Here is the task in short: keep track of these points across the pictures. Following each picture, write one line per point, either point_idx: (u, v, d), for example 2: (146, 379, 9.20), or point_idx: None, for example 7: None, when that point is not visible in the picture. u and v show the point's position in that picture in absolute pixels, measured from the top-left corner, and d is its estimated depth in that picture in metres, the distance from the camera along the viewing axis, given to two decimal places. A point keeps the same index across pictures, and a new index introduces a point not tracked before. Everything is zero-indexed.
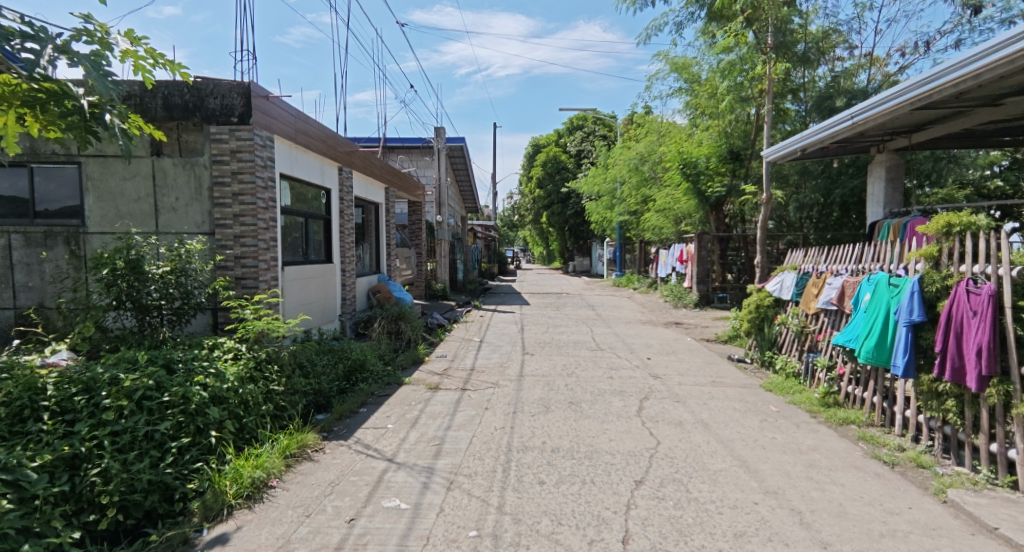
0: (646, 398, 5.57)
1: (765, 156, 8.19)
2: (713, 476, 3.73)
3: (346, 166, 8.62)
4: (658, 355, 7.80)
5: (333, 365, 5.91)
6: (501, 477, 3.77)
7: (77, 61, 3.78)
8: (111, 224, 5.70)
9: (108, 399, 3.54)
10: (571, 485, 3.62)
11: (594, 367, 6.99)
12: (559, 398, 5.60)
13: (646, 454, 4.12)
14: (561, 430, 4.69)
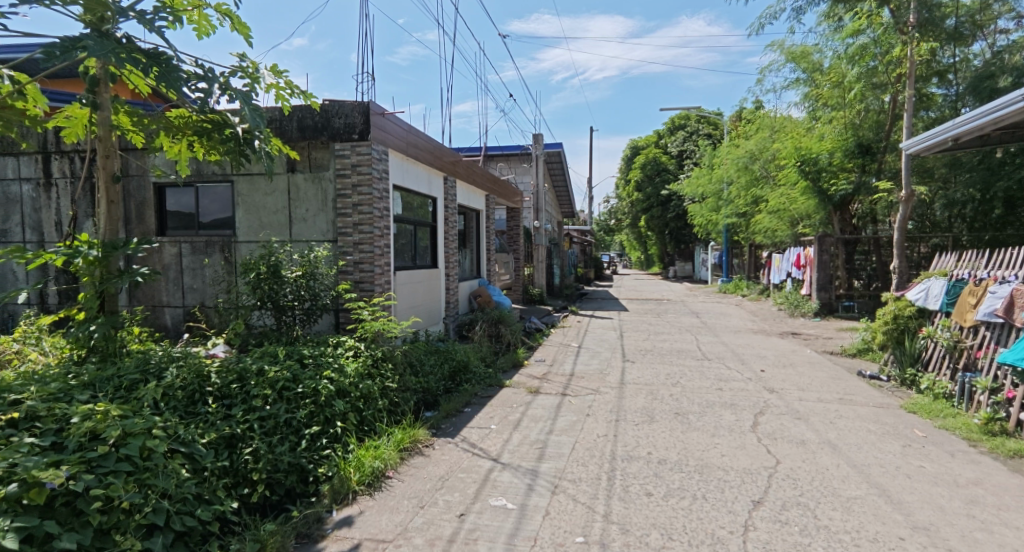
0: (762, 414, 5.31)
1: (906, 148, 7.47)
2: (846, 503, 3.49)
3: (450, 175, 9.02)
4: (772, 366, 7.37)
5: (440, 364, 6.20)
6: (606, 485, 3.79)
7: (235, 96, 4.34)
8: (256, 234, 6.39)
9: (257, 387, 4.00)
10: (681, 499, 3.56)
11: (701, 377, 6.76)
12: (664, 408, 5.49)
13: (764, 473, 3.95)
14: (669, 441, 4.60)
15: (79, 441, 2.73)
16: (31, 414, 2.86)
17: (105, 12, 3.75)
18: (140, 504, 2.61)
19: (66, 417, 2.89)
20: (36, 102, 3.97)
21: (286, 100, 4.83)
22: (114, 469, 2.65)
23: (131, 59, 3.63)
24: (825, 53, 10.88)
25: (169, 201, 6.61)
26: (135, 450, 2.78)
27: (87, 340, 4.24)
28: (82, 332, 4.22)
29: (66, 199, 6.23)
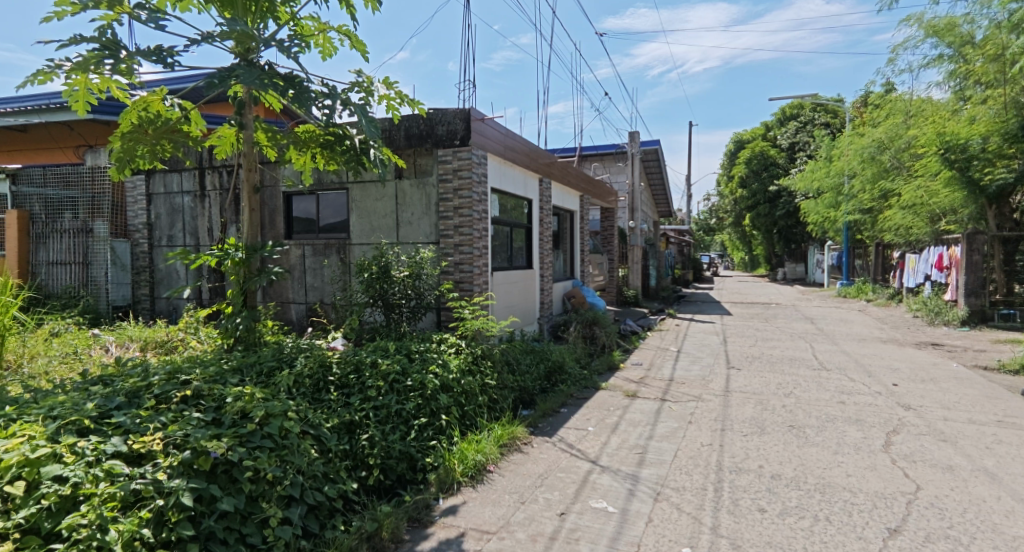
0: (896, 433, 4.92)
1: None
2: (1010, 542, 3.17)
3: (546, 177, 9.16)
4: (907, 381, 6.76)
5: (535, 364, 6.30)
6: (713, 497, 3.72)
7: (353, 110, 4.74)
8: (368, 237, 6.88)
9: (371, 379, 4.32)
10: (799, 519, 3.42)
11: (820, 389, 6.35)
12: (776, 420, 5.24)
13: (901, 499, 3.67)
14: (783, 455, 4.40)
15: (233, 418, 3.12)
16: (197, 392, 3.32)
17: (251, 43, 4.25)
18: (281, 477, 2.93)
19: (221, 397, 3.31)
20: (197, 125, 4.62)
21: (396, 109, 5.18)
22: (260, 445, 2.99)
23: (272, 84, 4.13)
24: (979, 23, 9.84)
25: (296, 208, 7.29)
26: (276, 429, 3.12)
27: (234, 331, 4.84)
28: (230, 324, 4.84)
29: (216, 208, 7.08)
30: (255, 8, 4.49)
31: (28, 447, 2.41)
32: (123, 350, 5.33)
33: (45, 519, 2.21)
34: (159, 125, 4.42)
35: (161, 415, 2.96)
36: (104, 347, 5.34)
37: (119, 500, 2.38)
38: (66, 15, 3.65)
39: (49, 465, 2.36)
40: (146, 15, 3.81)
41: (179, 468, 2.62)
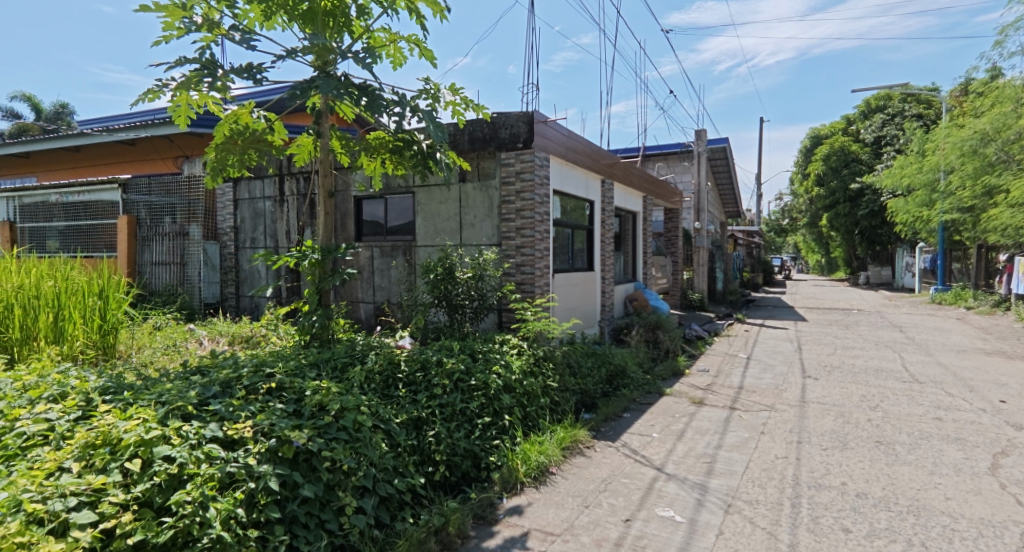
0: (1003, 455, 4.55)
1: None
2: None
3: (608, 178, 9.09)
4: (1015, 398, 6.22)
5: (597, 367, 6.26)
6: (789, 512, 3.59)
7: (422, 116, 4.90)
8: (433, 239, 7.06)
9: (437, 377, 4.44)
10: (887, 542, 3.24)
11: (911, 404, 5.96)
12: (860, 435, 4.98)
13: (1011, 528, 3.39)
14: (869, 473, 4.18)
15: (312, 410, 3.30)
16: (280, 385, 3.55)
17: (329, 55, 4.53)
18: (355, 468, 3.08)
19: (301, 390, 3.51)
20: (279, 134, 4.95)
21: (461, 114, 5.31)
22: (336, 436, 3.15)
23: (348, 95, 4.36)
24: None
25: (365, 211, 7.59)
26: (350, 422, 3.27)
27: (310, 328, 5.10)
28: (307, 321, 5.11)
29: (295, 212, 7.49)
30: (333, 23, 4.79)
31: (141, 428, 2.64)
32: (214, 344, 5.74)
33: (156, 494, 2.42)
34: (247, 136, 4.78)
35: (250, 405, 3.18)
36: (198, 340, 5.78)
37: (217, 481, 2.57)
38: (172, 37, 3.99)
39: (159, 445, 2.59)
40: (238, 34, 4.14)
41: (267, 454, 2.81)
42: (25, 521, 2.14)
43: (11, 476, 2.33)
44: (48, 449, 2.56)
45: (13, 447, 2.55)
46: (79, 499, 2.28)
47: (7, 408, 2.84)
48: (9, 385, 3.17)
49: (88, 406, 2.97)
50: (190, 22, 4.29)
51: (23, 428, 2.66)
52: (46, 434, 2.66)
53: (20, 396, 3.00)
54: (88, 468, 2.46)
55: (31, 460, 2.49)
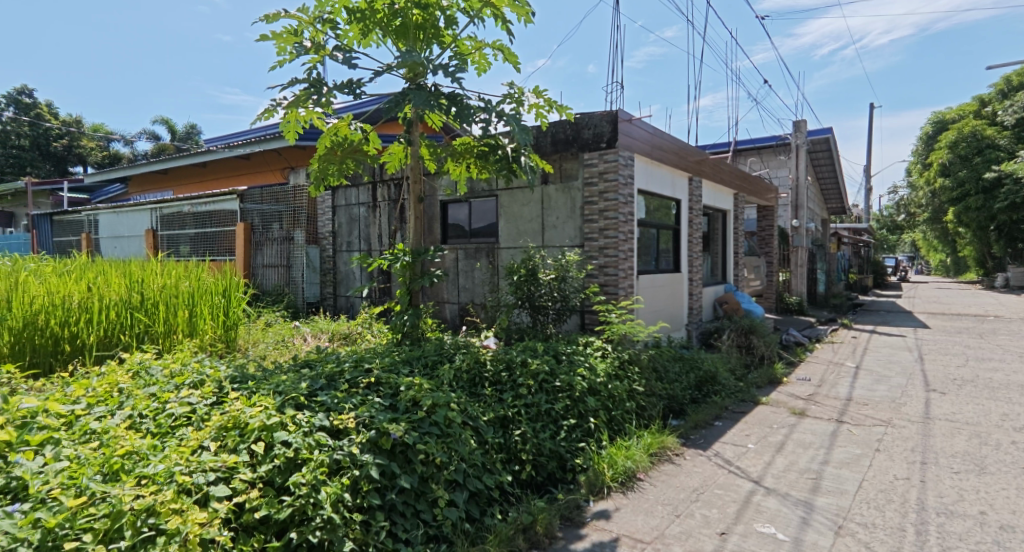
0: None
1: None
2: None
3: (696, 175, 8.75)
4: None
5: (685, 372, 6.03)
6: (911, 540, 3.29)
7: (507, 120, 4.94)
8: (516, 240, 7.10)
9: (522, 377, 4.42)
10: None
11: None
12: (1001, 459, 4.47)
13: None
14: (1012, 503, 3.74)
15: (407, 404, 3.43)
16: (377, 380, 3.72)
17: (420, 68, 4.72)
18: (447, 462, 3.16)
19: (396, 385, 3.66)
20: (374, 144, 5.22)
21: (544, 116, 5.32)
22: (428, 431, 3.26)
23: (438, 105, 4.55)
24: None
25: (451, 215, 7.80)
26: (441, 418, 3.37)
27: (402, 326, 5.31)
28: (399, 320, 5.33)
29: (387, 217, 7.83)
30: (424, 36, 4.95)
31: (264, 415, 2.87)
32: (317, 340, 6.14)
33: (277, 475, 2.62)
34: (346, 147, 5.08)
35: (352, 398, 3.36)
36: (303, 336, 6.20)
37: (327, 466, 2.74)
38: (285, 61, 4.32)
39: (278, 431, 2.80)
40: (340, 54, 4.42)
41: (368, 444, 2.96)
42: (176, 491, 2.37)
43: (163, 450, 2.60)
44: (191, 428, 2.83)
45: (164, 425, 2.84)
46: (216, 474, 2.51)
47: (159, 392, 3.17)
48: (159, 372, 3.54)
49: (221, 393, 3.26)
50: (300, 47, 4.62)
51: (171, 409, 2.96)
52: (189, 416, 2.95)
53: (167, 382, 3.34)
54: (222, 448, 2.70)
55: (179, 437, 2.76)
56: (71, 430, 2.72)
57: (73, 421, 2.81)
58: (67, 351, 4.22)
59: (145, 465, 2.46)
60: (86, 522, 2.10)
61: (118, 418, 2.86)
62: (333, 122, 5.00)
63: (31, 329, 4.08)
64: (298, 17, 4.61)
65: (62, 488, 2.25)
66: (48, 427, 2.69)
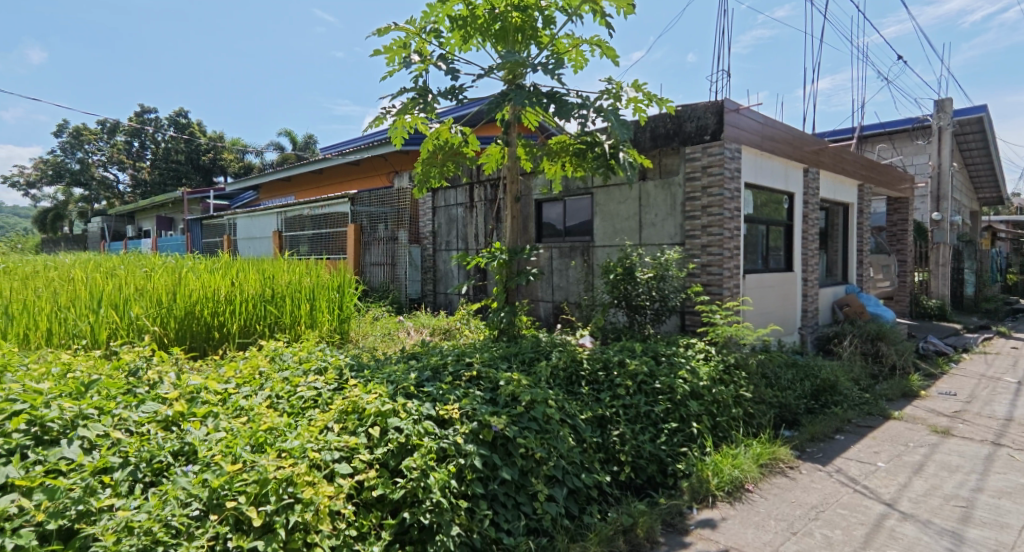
0: None
1: None
2: None
3: (814, 166, 8.05)
4: None
5: (798, 380, 5.54)
6: None
7: (605, 116, 4.68)
8: (611, 239, 6.79)
9: (620, 377, 4.17)
10: None
11: None
12: None
13: None
14: None
15: (506, 399, 3.40)
16: (477, 374, 3.71)
17: (519, 68, 4.68)
18: (546, 458, 3.10)
19: (496, 380, 3.63)
20: (473, 146, 5.30)
21: (645, 110, 5.03)
22: (528, 426, 3.20)
23: (539, 104, 4.51)
24: None
25: (545, 214, 7.64)
26: (540, 413, 3.29)
27: (499, 323, 5.33)
28: (495, 317, 5.35)
29: (483, 217, 7.91)
30: (523, 37, 4.89)
31: (379, 401, 2.94)
32: (419, 334, 6.32)
33: (390, 458, 2.68)
34: (447, 149, 5.18)
35: (456, 390, 3.38)
36: (407, 330, 6.41)
37: (435, 453, 2.77)
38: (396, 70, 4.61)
39: (392, 417, 2.86)
40: (443, 64, 4.50)
41: (471, 435, 2.97)
42: (309, 465, 2.47)
43: (296, 427, 2.72)
44: (317, 410, 2.96)
45: (297, 406, 2.98)
46: (339, 452, 2.60)
47: (291, 375, 3.33)
48: (290, 358, 3.76)
49: (342, 380, 3.41)
50: (408, 58, 4.77)
51: (301, 392, 3.11)
52: (316, 399, 3.09)
53: (297, 367, 3.53)
54: (344, 430, 2.80)
55: (308, 417, 2.88)
56: (225, 405, 2.85)
57: (226, 397, 2.94)
58: (217, 338, 4.58)
59: (284, 440, 2.58)
60: (240, 485, 2.23)
61: (260, 397, 3.00)
62: (435, 126, 5.09)
63: (190, 318, 4.45)
64: (406, 28, 4.75)
65: (221, 454, 2.40)
66: (209, 402, 2.82)
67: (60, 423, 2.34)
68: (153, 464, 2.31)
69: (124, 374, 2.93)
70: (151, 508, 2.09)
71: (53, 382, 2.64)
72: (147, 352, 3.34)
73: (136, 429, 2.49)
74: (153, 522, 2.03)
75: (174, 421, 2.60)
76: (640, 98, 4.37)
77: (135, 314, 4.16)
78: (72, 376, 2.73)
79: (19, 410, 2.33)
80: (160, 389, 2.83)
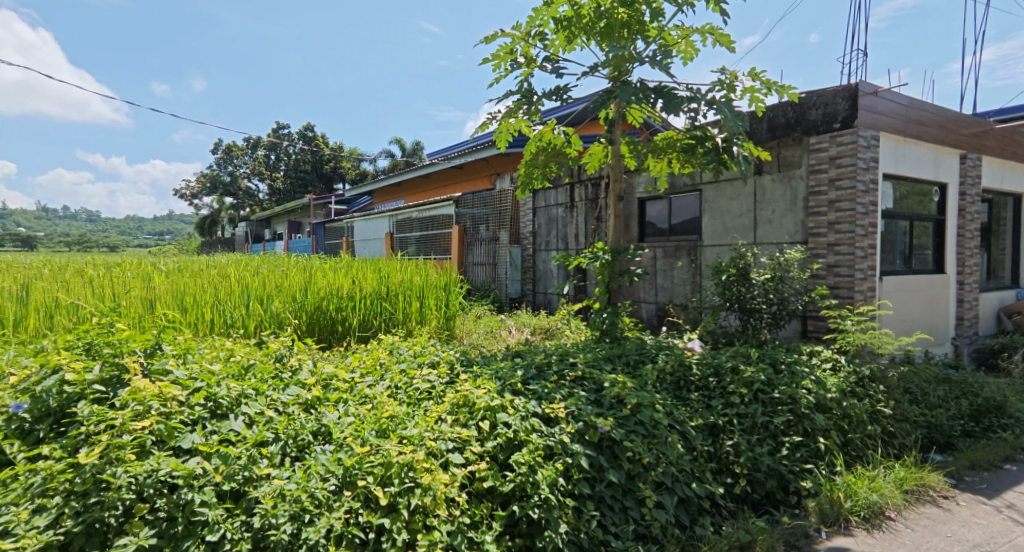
0: None
1: None
2: None
3: (972, 152, 7.13)
4: None
5: (953, 399, 4.91)
6: None
7: (718, 108, 4.41)
8: (721, 238, 6.19)
9: (733, 384, 3.82)
10: None
11: None
12: None
13: None
14: None
15: (611, 401, 3.34)
16: (580, 374, 3.70)
17: (625, 64, 4.59)
18: (654, 463, 3.02)
19: (600, 381, 3.59)
20: (576, 146, 5.32)
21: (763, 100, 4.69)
22: (634, 429, 3.14)
23: (646, 98, 4.44)
24: None
25: (649, 212, 7.24)
26: (647, 417, 3.20)
27: (601, 323, 5.27)
28: (597, 317, 5.30)
29: (584, 217, 7.87)
30: (629, 32, 4.81)
31: (489, 396, 3.02)
32: (521, 333, 6.41)
33: (500, 452, 2.75)
34: (550, 151, 5.25)
35: (560, 389, 3.39)
36: (509, 328, 6.51)
37: (542, 450, 2.80)
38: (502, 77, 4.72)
39: (500, 412, 2.93)
40: (549, 64, 4.54)
41: (576, 435, 2.98)
42: (426, 453, 2.60)
43: (414, 417, 2.86)
44: (432, 402, 3.11)
45: (414, 397, 3.15)
46: (453, 443, 2.71)
47: (407, 368, 3.52)
48: (406, 351, 3.97)
49: (453, 374, 3.54)
50: (514, 63, 4.86)
51: (417, 383, 3.27)
52: (430, 391, 3.24)
53: (413, 360, 3.72)
54: (456, 422, 2.91)
55: (424, 408, 3.03)
56: (353, 392, 3.06)
57: (354, 385, 3.15)
58: (341, 331, 4.95)
59: (404, 427, 2.72)
60: (368, 466, 2.40)
61: (382, 387, 3.20)
62: (539, 127, 5.18)
63: (319, 312, 4.85)
64: (512, 33, 4.84)
65: (352, 437, 2.59)
66: (340, 389, 3.05)
67: (229, 399, 2.63)
68: (297, 441, 2.54)
69: (272, 360, 3.23)
70: (299, 480, 2.31)
71: (221, 364, 2.95)
72: (288, 341, 3.61)
73: (284, 409, 2.74)
74: (300, 492, 2.25)
75: (312, 404, 2.83)
76: (757, 87, 4.08)
77: (276, 308, 4.60)
78: (232, 359, 3.05)
79: (199, 387, 2.63)
80: (300, 374, 3.08)
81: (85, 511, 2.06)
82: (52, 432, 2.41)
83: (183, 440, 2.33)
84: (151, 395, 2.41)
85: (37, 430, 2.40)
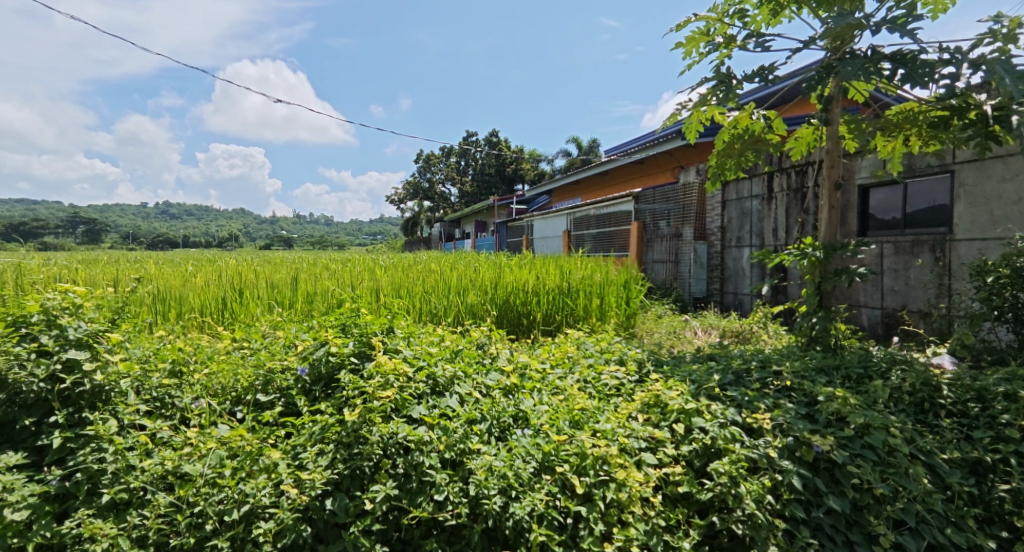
0: None
1: None
2: None
3: None
4: None
5: None
6: None
7: (993, 67, 3.56)
8: (985, 230, 4.99)
9: (1007, 414, 2.93)
10: None
11: None
12: None
13: None
14: None
15: (829, 418, 2.90)
16: (789, 385, 3.28)
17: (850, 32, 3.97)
18: (891, 496, 2.56)
19: (812, 394, 3.14)
20: (779, 130, 4.77)
21: None
22: (861, 454, 2.69)
23: (874, 71, 3.79)
24: None
25: (874, 201, 6.21)
26: (879, 442, 2.70)
27: (809, 330, 4.64)
28: (805, 323, 4.67)
29: (786, 210, 7.07)
30: None
31: (682, 398, 2.82)
32: (708, 335, 5.97)
33: (695, 458, 2.57)
34: (746, 138, 4.76)
35: (765, 399, 3.04)
36: (694, 330, 6.12)
37: (745, 463, 2.53)
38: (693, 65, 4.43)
39: (696, 416, 2.71)
40: (752, 41, 4.13)
41: (785, 450, 2.66)
42: (619, 450, 2.52)
43: (605, 411, 2.79)
44: (621, 399, 3.02)
45: (603, 392, 3.09)
46: (644, 442, 2.58)
47: (594, 362, 3.48)
48: (591, 346, 3.91)
49: (642, 374, 3.40)
50: (709, 45, 4.52)
51: (605, 379, 3.20)
52: (619, 388, 3.16)
53: (599, 356, 3.66)
54: (647, 421, 2.78)
55: (614, 404, 2.95)
56: (545, 382, 3.08)
57: (545, 376, 3.17)
58: (526, 324, 5.09)
59: (595, 421, 2.67)
60: (565, 454, 2.41)
61: (571, 379, 3.18)
62: (734, 114, 4.76)
63: (508, 304, 5.04)
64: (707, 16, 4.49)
65: (548, 424, 2.63)
66: (533, 378, 3.09)
67: (444, 377, 2.82)
68: (500, 423, 2.63)
69: (475, 347, 3.41)
70: (505, 458, 2.37)
71: (437, 347, 3.20)
72: (485, 329, 3.79)
73: (488, 392, 2.86)
74: (505, 469, 2.31)
75: (511, 390, 2.90)
76: None
77: (472, 300, 4.88)
78: (442, 344, 3.28)
79: (422, 366, 2.87)
80: (499, 361, 3.22)
81: (351, 458, 2.37)
82: (324, 393, 2.84)
83: (413, 410, 2.56)
84: (389, 369, 2.70)
85: (315, 390, 2.86)
